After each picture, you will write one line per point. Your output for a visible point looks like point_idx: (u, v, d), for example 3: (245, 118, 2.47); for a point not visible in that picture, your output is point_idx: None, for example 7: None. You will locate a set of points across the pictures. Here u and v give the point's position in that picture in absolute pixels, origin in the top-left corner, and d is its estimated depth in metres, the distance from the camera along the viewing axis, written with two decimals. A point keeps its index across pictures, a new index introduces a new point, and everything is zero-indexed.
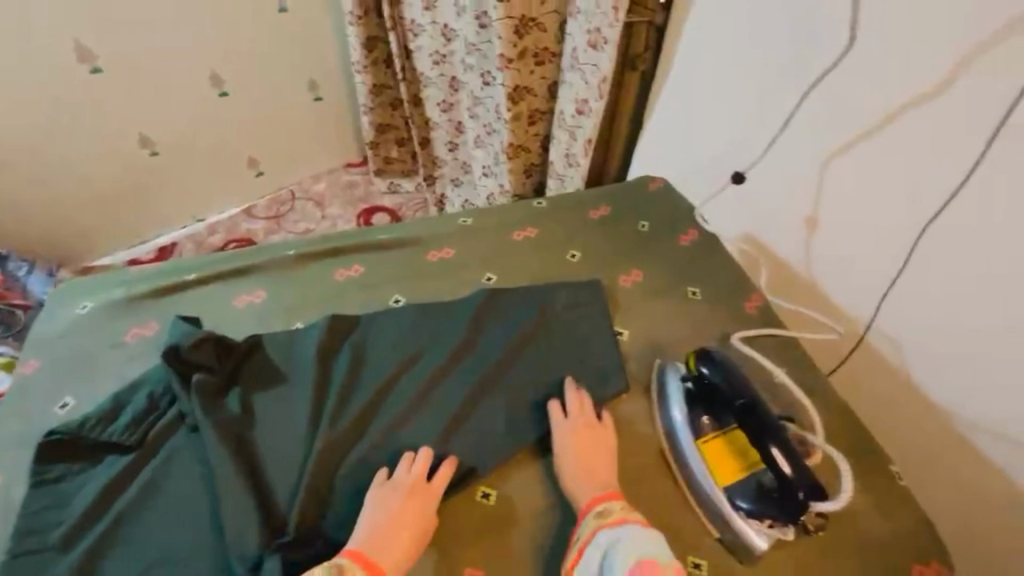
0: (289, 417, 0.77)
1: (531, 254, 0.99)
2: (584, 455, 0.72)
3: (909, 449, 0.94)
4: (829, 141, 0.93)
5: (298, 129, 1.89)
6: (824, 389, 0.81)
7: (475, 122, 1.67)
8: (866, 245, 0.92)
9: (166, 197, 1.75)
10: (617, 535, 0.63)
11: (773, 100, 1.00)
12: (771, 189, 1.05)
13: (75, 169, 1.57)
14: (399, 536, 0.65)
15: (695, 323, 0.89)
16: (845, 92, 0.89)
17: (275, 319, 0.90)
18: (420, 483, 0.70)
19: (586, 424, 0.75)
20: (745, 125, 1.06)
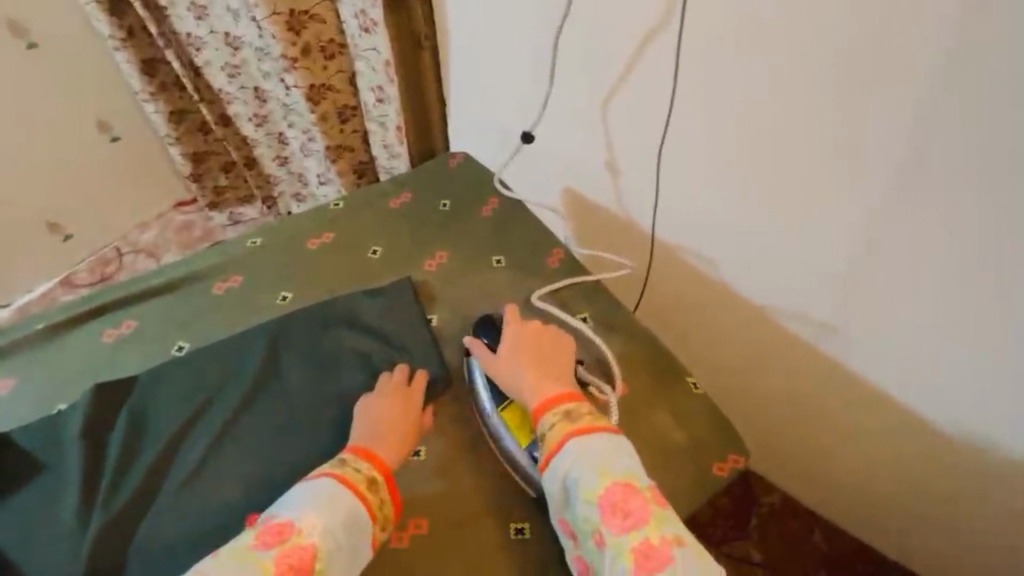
0: (53, 510, 0.68)
1: (331, 261, 0.93)
2: (525, 370, 0.73)
3: (737, 341, 1.05)
4: (601, 84, 0.93)
5: (98, 176, 1.63)
6: (624, 321, 0.85)
7: (295, 131, 1.52)
8: (653, 176, 0.96)
9: None
10: (585, 447, 0.66)
11: (537, 56, 0.99)
12: (580, 143, 1.03)
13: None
14: (393, 433, 0.72)
15: (503, 292, 0.89)
16: (616, 37, 0.86)
17: (30, 408, 0.77)
18: (397, 389, 0.76)
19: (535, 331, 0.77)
20: (530, 84, 1.03)
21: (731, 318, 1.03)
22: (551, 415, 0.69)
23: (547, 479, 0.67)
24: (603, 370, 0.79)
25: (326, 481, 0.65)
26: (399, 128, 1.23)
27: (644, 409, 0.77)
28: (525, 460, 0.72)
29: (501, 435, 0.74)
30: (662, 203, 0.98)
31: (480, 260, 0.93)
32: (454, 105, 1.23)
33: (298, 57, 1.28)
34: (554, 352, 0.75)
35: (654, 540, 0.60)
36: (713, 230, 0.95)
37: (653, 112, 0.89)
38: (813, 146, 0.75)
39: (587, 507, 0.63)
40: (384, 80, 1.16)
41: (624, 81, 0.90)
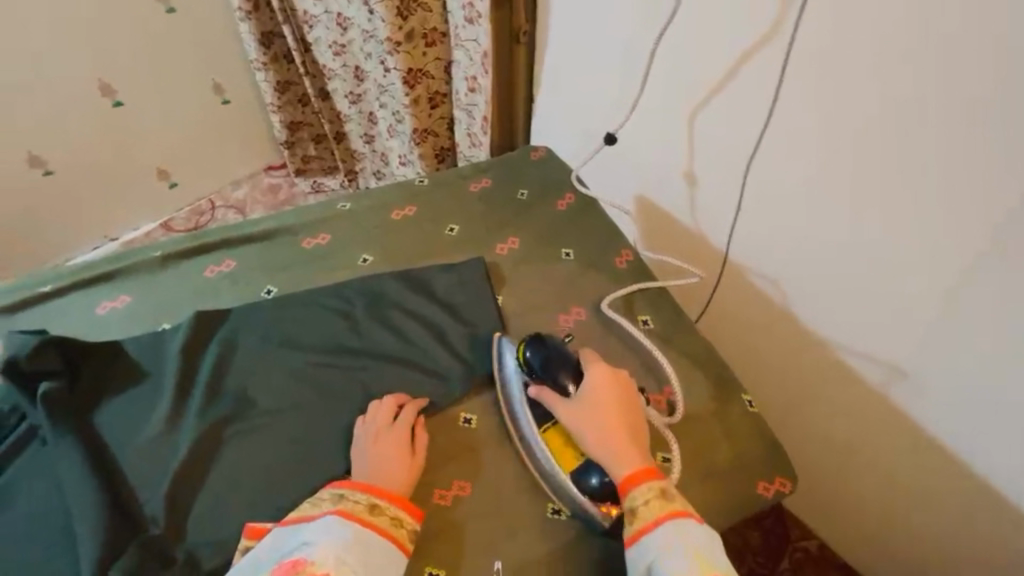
0: (147, 415, 0.75)
1: (411, 232, 0.99)
2: (607, 418, 0.69)
3: (789, 375, 1.03)
4: (691, 98, 0.93)
5: (208, 133, 1.80)
6: (685, 331, 0.85)
7: (385, 111, 1.61)
8: (734, 192, 0.95)
9: (69, 216, 1.66)
10: (682, 530, 0.62)
11: (633, 60, 1.00)
12: (663, 152, 1.04)
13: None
14: (390, 462, 0.70)
15: (569, 283, 0.91)
16: (715, 52, 0.86)
17: (141, 322, 0.87)
18: (384, 423, 0.73)
19: (615, 375, 0.74)
20: (620, 89, 1.05)
21: (793, 345, 1.00)
22: (642, 489, 0.65)
23: (634, 557, 0.62)
24: (656, 376, 0.80)
25: (328, 519, 0.64)
26: (486, 118, 1.28)
27: (696, 417, 0.76)
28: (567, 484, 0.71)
29: (541, 456, 0.73)
30: (738, 220, 0.97)
31: (549, 250, 0.96)
32: (539, 105, 1.25)
33: (402, 41, 1.35)
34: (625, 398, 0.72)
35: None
36: (788, 254, 0.92)
37: (735, 127, 0.90)
38: (917, 175, 0.73)
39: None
40: (480, 70, 1.21)
41: (715, 93, 0.90)
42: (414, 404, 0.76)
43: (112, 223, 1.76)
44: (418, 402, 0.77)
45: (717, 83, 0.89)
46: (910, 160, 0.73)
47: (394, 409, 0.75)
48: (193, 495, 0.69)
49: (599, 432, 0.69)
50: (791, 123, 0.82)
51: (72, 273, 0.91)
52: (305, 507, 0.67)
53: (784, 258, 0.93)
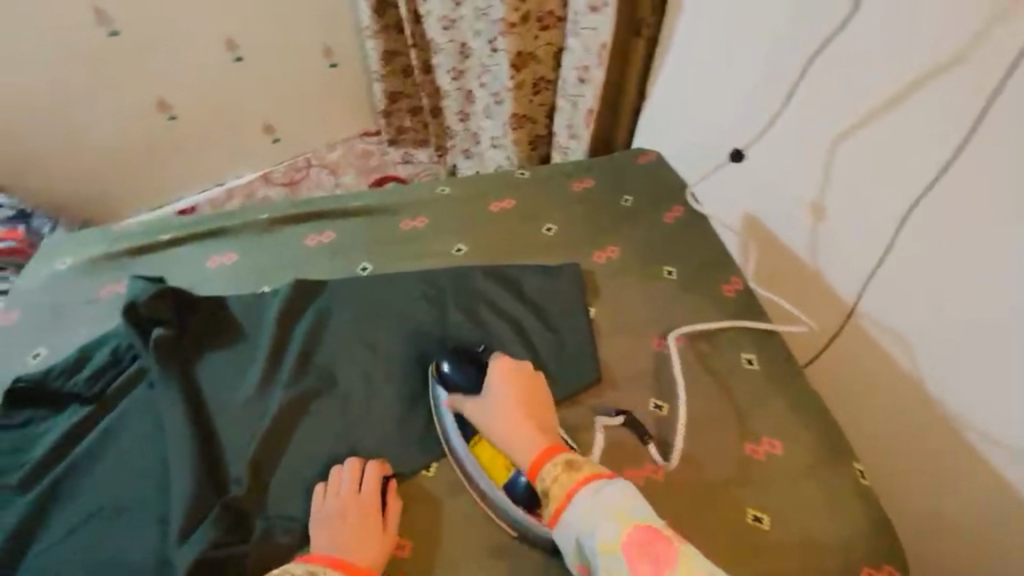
0: (243, 376, 0.78)
1: (507, 225, 0.97)
2: (513, 417, 0.68)
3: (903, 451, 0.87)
4: (840, 118, 0.83)
5: (314, 94, 1.85)
6: (795, 379, 0.77)
7: (485, 91, 1.59)
8: (874, 233, 0.82)
9: (183, 159, 1.76)
10: (593, 491, 0.61)
11: (778, 71, 0.90)
12: (796, 173, 0.91)
13: (98, 133, 1.61)
14: (361, 535, 0.64)
15: (668, 305, 0.85)
16: (871, 67, 0.78)
17: (246, 281, 0.91)
18: (349, 491, 0.67)
19: (514, 373, 0.72)
20: (755, 100, 0.95)
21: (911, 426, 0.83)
22: (551, 467, 0.64)
23: (570, 548, 0.60)
24: (757, 423, 0.73)
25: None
26: (591, 111, 1.20)
27: (796, 479, 0.68)
28: (507, 502, 0.67)
29: (474, 474, 0.70)
30: (885, 266, 0.82)
31: (651, 266, 0.90)
32: (653, 105, 1.18)
33: (516, 23, 1.33)
34: (531, 396, 0.71)
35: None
36: (935, 318, 0.77)
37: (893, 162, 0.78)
38: None
39: (611, 561, 0.56)
40: (595, 61, 1.14)
41: (876, 116, 0.78)
42: (378, 465, 0.70)
43: (217, 171, 1.84)
44: (379, 464, 0.70)
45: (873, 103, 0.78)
46: None
47: (358, 474, 0.69)
48: (276, 462, 0.70)
49: (504, 417, 0.69)
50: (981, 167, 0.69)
51: (188, 227, 0.97)
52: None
53: (928, 323, 0.78)
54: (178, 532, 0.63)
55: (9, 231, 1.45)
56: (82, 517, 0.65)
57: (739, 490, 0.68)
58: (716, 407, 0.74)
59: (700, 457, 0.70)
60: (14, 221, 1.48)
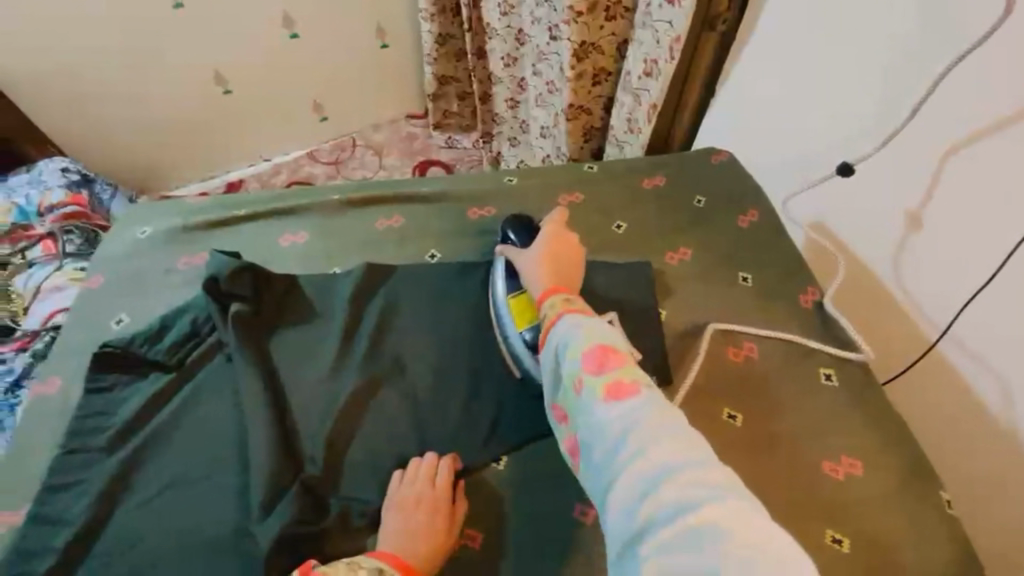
0: (316, 354, 0.79)
1: (577, 220, 0.95)
2: (542, 264, 0.76)
3: (972, 480, 0.83)
4: (946, 138, 0.77)
5: (364, 74, 1.85)
6: (878, 400, 0.74)
7: (538, 79, 1.57)
8: (976, 260, 0.77)
9: (235, 133, 1.80)
10: (575, 318, 0.64)
11: (893, 89, 0.83)
12: (887, 185, 0.87)
13: (159, 103, 1.66)
14: (426, 536, 0.63)
15: (741, 312, 0.83)
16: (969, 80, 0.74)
17: (317, 261, 0.92)
18: (424, 487, 0.67)
19: (556, 233, 0.80)
20: (858, 114, 0.89)
21: (991, 453, 0.80)
22: (553, 299, 0.69)
23: (543, 355, 0.64)
24: (839, 441, 0.71)
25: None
26: (654, 106, 1.18)
27: (877, 503, 0.66)
28: (518, 344, 0.76)
29: (503, 317, 0.79)
30: (984, 296, 0.77)
31: (725, 271, 0.88)
32: (723, 102, 1.14)
33: (583, 12, 1.29)
34: (570, 255, 0.79)
35: (624, 379, 0.56)
36: None
37: (990, 185, 0.73)
38: None
39: (568, 361, 0.59)
40: (665, 56, 1.11)
41: (982, 137, 0.73)
42: (452, 461, 0.70)
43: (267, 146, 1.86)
44: (453, 458, 0.70)
45: (968, 119, 0.75)
46: None
47: (433, 466, 0.69)
48: (349, 445, 0.71)
49: (538, 266, 0.76)
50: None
51: (261, 202, 0.98)
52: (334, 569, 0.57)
53: (1023, 359, 0.73)
54: (259, 506, 0.65)
55: (73, 196, 1.51)
56: (166, 483, 0.68)
57: (818, 510, 0.66)
58: (794, 423, 0.72)
59: (777, 471, 0.68)
60: (76, 185, 1.54)
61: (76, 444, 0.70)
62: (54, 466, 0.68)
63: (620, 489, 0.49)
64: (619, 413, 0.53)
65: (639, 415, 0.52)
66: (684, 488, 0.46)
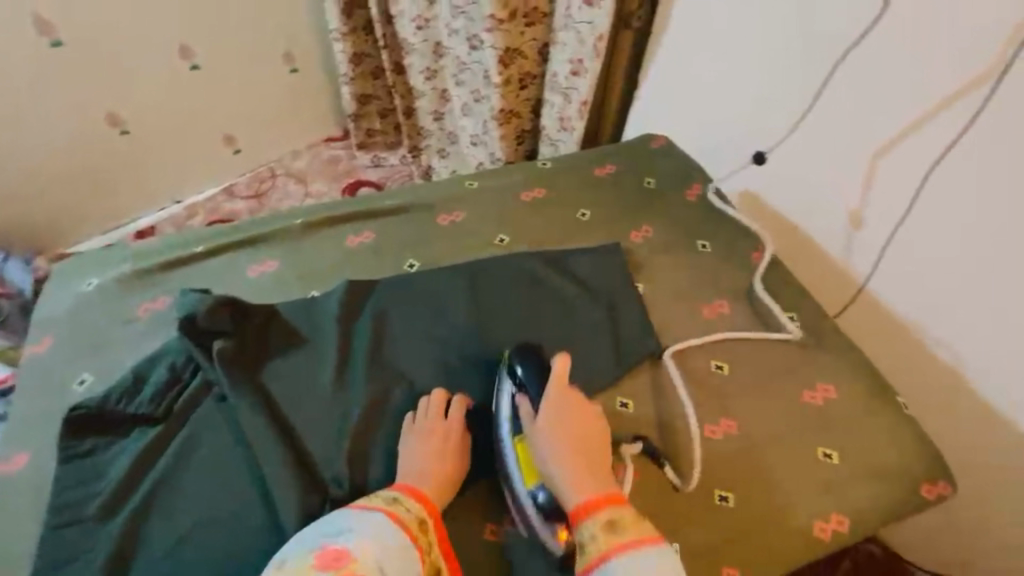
0: (314, 380, 0.77)
1: (542, 214, 1.00)
2: (567, 449, 0.64)
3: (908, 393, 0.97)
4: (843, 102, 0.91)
5: (278, 101, 1.80)
6: (833, 330, 0.85)
7: (462, 89, 1.61)
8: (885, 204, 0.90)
9: (141, 174, 1.67)
10: (628, 567, 0.58)
11: (791, 67, 0.96)
12: (805, 152, 0.98)
13: (49, 150, 1.52)
14: (439, 471, 0.67)
15: (706, 274, 0.91)
16: (859, 51, 0.87)
17: (293, 287, 0.89)
18: (433, 426, 0.70)
19: (576, 401, 0.68)
20: (763, 92, 1.02)
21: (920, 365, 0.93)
22: (590, 522, 0.61)
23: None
24: (810, 370, 0.80)
25: (377, 514, 0.61)
26: (584, 102, 1.26)
27: (851, 416, 0.76)
28: (529, 505, 0.65)
29: (509, 470, 0.68)
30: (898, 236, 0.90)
31: (685, 241, 0.96)
32: (642, 97, 1.23)
33: (504, 20, 1.35)
34: (593, 430, 0.67)
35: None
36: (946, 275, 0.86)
37: (888, 138, 0.87)
38: None
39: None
40: (590, 54, 1.19)
41: (875, 97, 0.87)
42: (464, 400, 0.73)
43: (180, 184, 1.74)
44: (465, 398, 0.74)
45: (863, 87, 0.88)
46: None
47: (443, 404, 0.72)
48: (369, 460, 0.70)
49: (565, 445, 0.65)
50: (985, 146, 0.78)
51: (219, 237, 0.94)
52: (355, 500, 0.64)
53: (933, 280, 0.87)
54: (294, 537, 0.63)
55: None
56: (180, 538, 0.63)
57: (807, 433, 0.74)
58: (766, 367, 0.81)
59: (767, 409, 0.76)
60: None
61: (66, 517, 0.64)
62: (45, 544, 0.63)
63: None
64: None
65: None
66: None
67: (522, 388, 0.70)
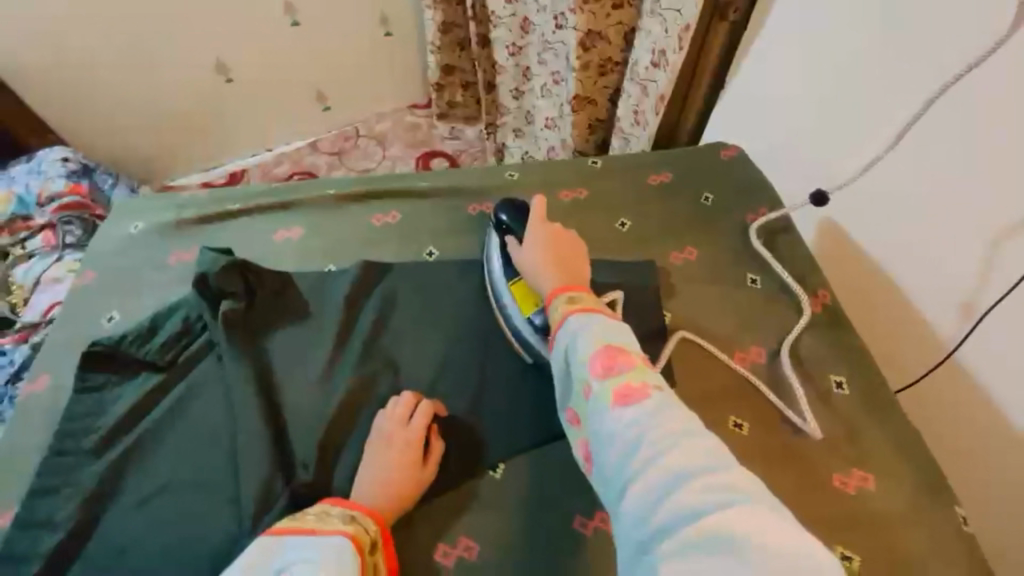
0: (306, 357, 0.77)
1: (578, 218, 0.92)
2: (545, 264, 0.73)
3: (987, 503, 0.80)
4: (964, 148, 0.74)
5: (369, 65, 1.82)
6: (892, 408, 0.71)
7: (543, 69, 1.52)
8: (994, 280, 0.74)
9: (234, 122, 1.76)
10: (580, 321, 0.62)
11: (904, 98, 0.80)
12: (906, 193, 0.82)
13: (162, 90, 1.63)
14: (397, 479, 0.65)
15: (750, 314, 0.80)
16: (996, 88, 0.70)
17: (311, 257, 0.89)
18: (394, 433, 0.67)
19: (553, 231, 0.77)
20: (868, 119, 0.86)
21: (995, 466, 0.78)
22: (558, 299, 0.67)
23: (551, 353, 0.63)
24: (851, 453, 0.68)
25: (335, 540, 0.58)
26: (663, 98, 1.13)
27: (890, 520, 0.63)
28: (528, 330, 0.75)
29: (507, 307, 0.77)
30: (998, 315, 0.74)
31: (732, 274, 0.84)
32: (727, 99, 1.10)
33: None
34: (570, 249, 0.76)
35: (632, 382, 0.55)
36: None
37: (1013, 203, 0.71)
38: None
39: (575, 363, 0.59)
40: (673, 46, 1.06)
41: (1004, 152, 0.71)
42: (433, 406, 0.71)
43: (269, 135, 1.83)
44: (433, 403, 0.71)
45: (996, 130, 0.71)
46: None
47: (410, 407, 0.70)
48: (339, 451, 0.69)
49: (540, 259, 0.73)
50: None
51: (255, 197, 0.96)
52: (304, 518, 0.61)
53: None
54: (251, 513, 0.63)
55: (73, 185, 1.47)
56: (155, 488, 0.66)
57: (826, 524, 0.63)
58: (790, 437, 0.69)
59: (780, 484, 0.65)
60: (78, 175, 1.50)
61: (66, 445, 0.69)
62: (44, 466, 0.68)
63: (632, 496, 0.49)
64: (628, 421, 0.52)
65: (648, 419, 0.51)
66: (698, 498, 0.46)
67: (515, 235, 0.79)
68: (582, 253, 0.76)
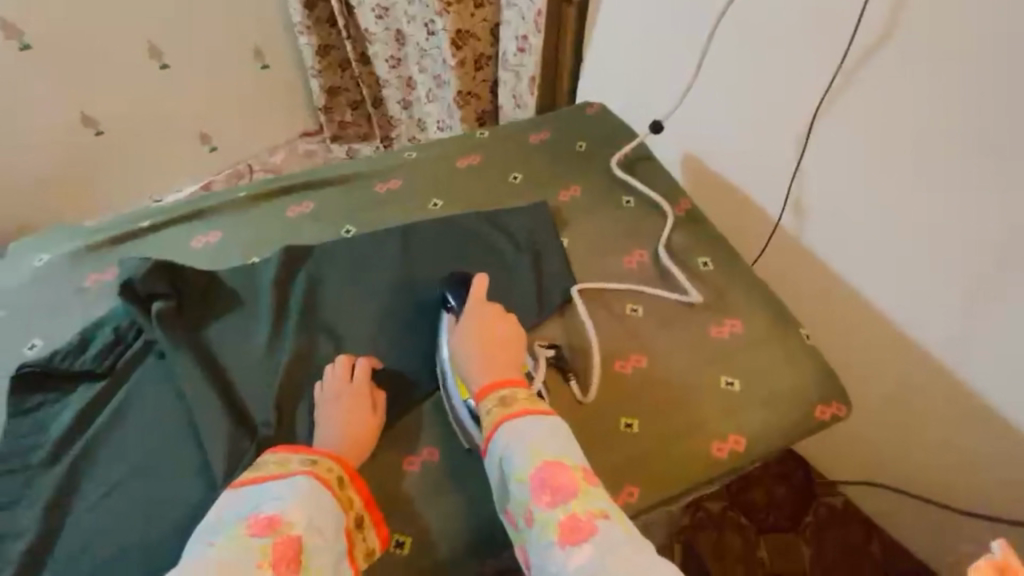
0: (247, 337, 0.81)
1: (476, 179, 1.05)
2: (478, 353, 0.73)
3: (839, 333, 1.06)
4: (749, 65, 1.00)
5: (250, 100, 1.79)
6: (742, 270, 0.89)
7: (425, 75, 1.61)
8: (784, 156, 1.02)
9: (118, 176, 1.69)
10: (513, 428, 0.66)
11: (695, 34, 1.06)
12: (726, 112, 1.07)
13: (34, 158, 1.57)
14: (357, 424, 0.73)
15: (630, 226, 0.96)
16: (754, 19, 0.97)
17: (234, 254, 0.94)
18: (341, 393, 0.74)
19: (491, 313, 0.77)
20: (685, 57, 1.09)
21: (825, 303, 1.07)
22: (489, 401, 0.69)
23: (488, 464, 0.67)
24: (719, 309, 0.85)
25: (300, 479, 0.64)
26: (533, 79, 1.30)
27: (756, 348, 0.81)
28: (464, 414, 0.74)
29: (451, 391, 0.76)
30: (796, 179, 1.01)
31: (611, 199, 1.00)
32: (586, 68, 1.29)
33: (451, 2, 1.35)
34: (509, 333, 0.75)
35: (578, 513, 0.59)
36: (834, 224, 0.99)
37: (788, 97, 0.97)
38: (935, 160, 0.84)
39: (518, 488, 0.63)
40: (533, 29, 1.23)
41: (767, 60, 0.98)
42: (369, 361, 0.78)
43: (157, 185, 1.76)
44: (370, 359, 0.79)
45: (763, 48, 0.97)
46: (933, 149, 0.84)
47: (348, 366, 0.77)
48: (296, 410, 0.75)
49: (474, 346, 0.73)
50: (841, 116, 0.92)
51: (167, 211, 0.98)
52: (266, 467, 0.66)
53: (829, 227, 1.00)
54: (223, 474, 0.69)
55: None
56: (118, 478, 0.69)
57: (711, 364, 0.80)
58: (676, 307, 0.85)
59: (674, 344, 0.82)
60: None
61: (12, 464, 0.70)
62: None
63: None
64: (577, 557, 0.56)
65: (597, 556, 0.56)
66: None
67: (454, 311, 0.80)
68: (522, 337, 0.76)
